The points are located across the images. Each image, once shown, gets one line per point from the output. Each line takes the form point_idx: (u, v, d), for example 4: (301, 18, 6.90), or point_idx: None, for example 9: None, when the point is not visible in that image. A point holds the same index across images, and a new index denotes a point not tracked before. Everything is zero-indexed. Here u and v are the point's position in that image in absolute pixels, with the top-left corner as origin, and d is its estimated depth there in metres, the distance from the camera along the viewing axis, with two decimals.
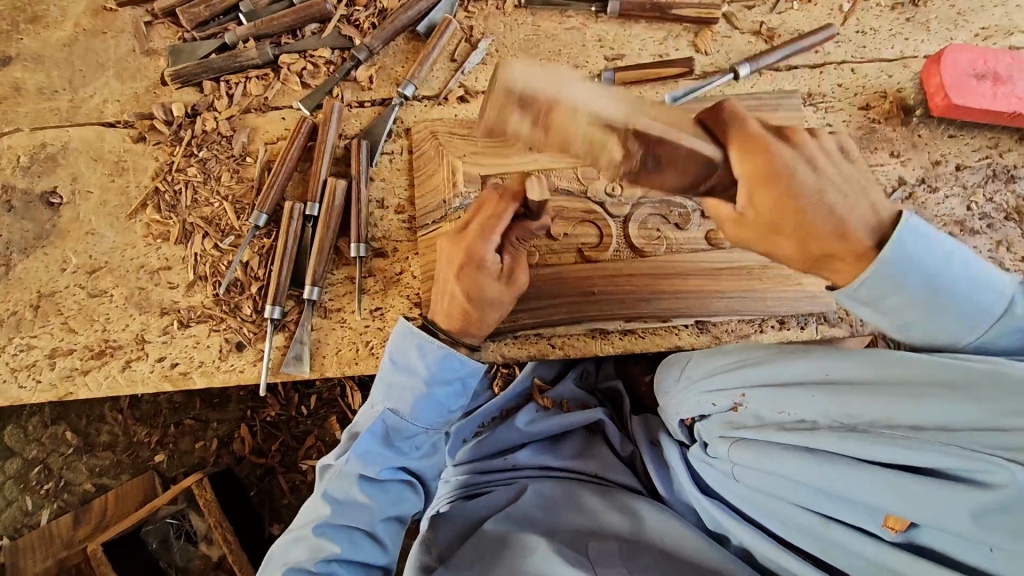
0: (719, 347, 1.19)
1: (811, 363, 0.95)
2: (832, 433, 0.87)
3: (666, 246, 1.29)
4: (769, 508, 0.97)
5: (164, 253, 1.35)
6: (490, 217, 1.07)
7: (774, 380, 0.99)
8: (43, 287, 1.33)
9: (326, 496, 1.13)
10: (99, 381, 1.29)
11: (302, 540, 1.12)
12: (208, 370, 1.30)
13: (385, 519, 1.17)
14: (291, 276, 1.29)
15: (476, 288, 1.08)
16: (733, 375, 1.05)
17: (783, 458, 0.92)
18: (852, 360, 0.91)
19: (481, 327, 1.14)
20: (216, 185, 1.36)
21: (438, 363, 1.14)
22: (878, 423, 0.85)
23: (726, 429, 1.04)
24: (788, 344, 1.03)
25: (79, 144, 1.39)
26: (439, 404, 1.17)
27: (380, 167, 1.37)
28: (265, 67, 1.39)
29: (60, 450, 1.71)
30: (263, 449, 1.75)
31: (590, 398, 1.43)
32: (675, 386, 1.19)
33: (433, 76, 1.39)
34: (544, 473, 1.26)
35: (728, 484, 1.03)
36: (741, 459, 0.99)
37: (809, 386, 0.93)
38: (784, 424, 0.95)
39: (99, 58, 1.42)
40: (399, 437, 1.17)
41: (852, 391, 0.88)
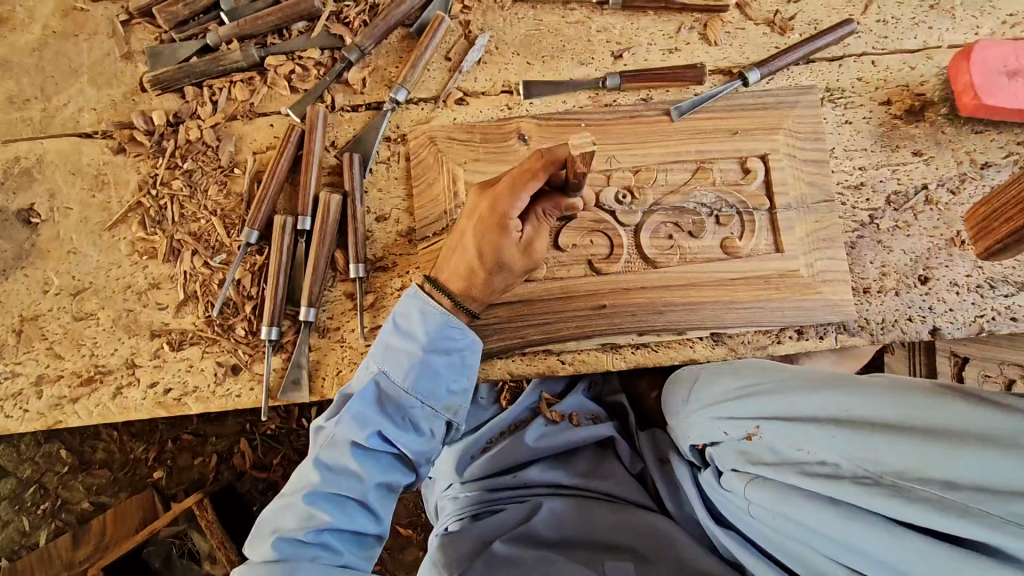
0: (733, 363, 1.15)
1: (829, 399, 0.92)
2: (856, 484, 0.83)
3: (679, 256, 1.23)
4: (789, 549, 0.92)
5: (152, 272, 1.28)
6: (520, 172, 1.04)
7: (789, 414, 0.96)
8: (26, 311, 1.26)
9: (315, 461, 1.03)
10: (89, 409, 1.24)
11: (291, 507, 1.01)
12: (204, 395, 1.25)
13: (378, 486, 1.06)
14: (286, 295, 1.24)
15: (494, 248, 1.06)
16: (748, 405, 1.02)
17: (802, 503, 0.88)
18: (875, 399, 0.88)
19: (488, 292, 1.11)
20: (203, 199, 1.29)
21: (438, 329, 1.07)
22: (907, 475, 0.80)
23: (741, 462, 1.00)
24: (812, 373, 1.00)
25: (55, 157, 1.30)
26: (436, 373, 1.08)
27: (376, 175, 1.30)
28: (250, 70, 1.31)
29: (55, 469, 1.66)
30: (265, 464, 1.70)
31: (598, 409, 1.39)
32: (685, 410, 1.16)
33: (429, 76, 1.31)
34: (557, 492, 1.22)
35: (743, 517, 1.00)
36: (757, 497, 0.96)
37: (828, 424, 0.89)
38: (802, 464, 0.91)
39: (72, 63, 1.33)
40: (393, 404, 1.07)
41: (873, 432, 0.84)
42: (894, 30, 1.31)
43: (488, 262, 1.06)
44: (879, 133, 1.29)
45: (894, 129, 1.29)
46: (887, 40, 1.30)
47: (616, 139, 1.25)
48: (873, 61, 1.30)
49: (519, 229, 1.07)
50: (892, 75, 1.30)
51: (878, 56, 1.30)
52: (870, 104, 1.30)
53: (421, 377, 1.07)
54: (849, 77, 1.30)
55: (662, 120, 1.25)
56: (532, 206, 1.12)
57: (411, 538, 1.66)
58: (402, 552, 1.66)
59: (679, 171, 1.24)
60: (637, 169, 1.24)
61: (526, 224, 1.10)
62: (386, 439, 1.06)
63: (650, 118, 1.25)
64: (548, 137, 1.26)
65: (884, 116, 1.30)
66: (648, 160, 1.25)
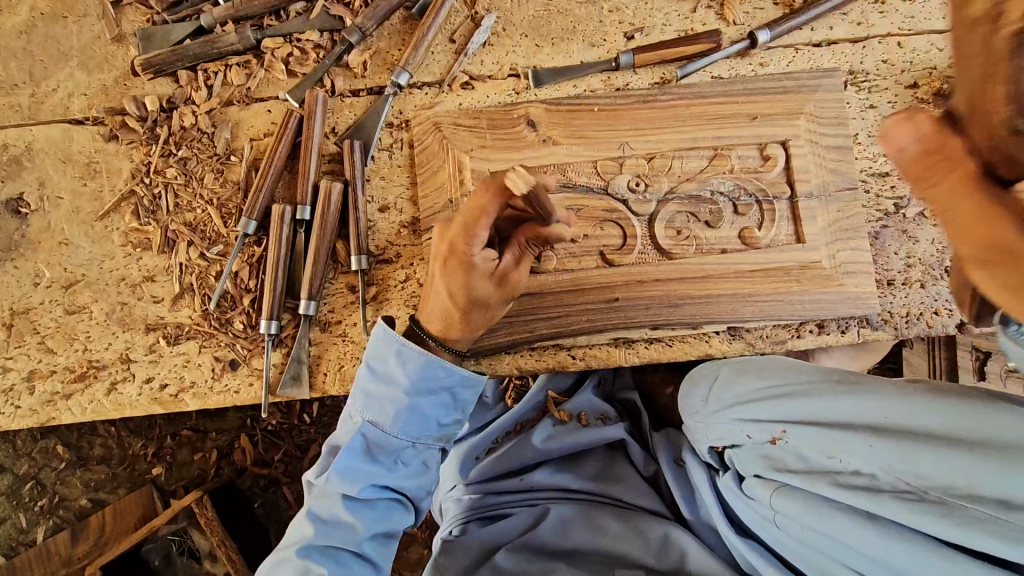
0: (747, 361, 1.12)
1: (862, 406, 0.90)
2: (899, 499, 0.80)
3: (695, 247, 1.18)
4: (814, 562, 0.89)
5: (146, 264, 1.23)
6: (473, 212, 0.97)
7: (818, 420, 0.93)
8: (16, 304, 1.22)
9: (309, 514, 1.06)
10: (83, 405, 1.20)
11: (286, 561, 1.03)
12: (201, 391, 1.20)
13: (373, 536, 1.08)
14: (286, 287, 1.19)
15: (466, 289, 1.02)
16: (771, 407, 0.98)
17: (836, 518, 0.84)
18: (913, 407, 0.86)
19: (468, 330, 1.08)
20: (199, 188, 1.24)
21: (419, 371, 1.07)
22: (955, 492, 0.78)
23: (765, 467, 0.96)
24: (839, 377, 0.97)
25: (45, 144, 1.25)
26: (423, 415, 1.09)
27: (378, 163, 1.24)
28: (246, 53, 1.25)
29: (52, 465, 1.62)
30: (266, 460, 1.67)
31: (609, 408, 1.34)
32: (703, 410, 1.09)
33: (433, 59, 1.25)
34: (565, 495, 1.18)
35: (767, 526, 0.95)
36: (783, 506, 0.91)
37: (865, 434, 0.86)
38: (835, 473, 0.88)
39: (62, 46, 1.27)
40: (383, 451, 1.08)
41: (917, 445, 0.82)
42: (921, 9, 1.24)
43: (461, 302, 1.03)
44: None
45: (920, 114, 1.23)
46: (914, 20, 1.24)
47: (629, 124, 1.19)
48: (899, 43, 1.24)
49: (486, 265, 1.02)
50: (919, 57, 1.24)
51: (905, 37, 1.24)
52: (895, 88, 1.24)
53: (407, 419, 1.08)
54: (873, 59, 1.24)
55: (678, 104, 1.19)
56: (513, 235, 1.06)
57: (415, 535, 1.63)
58: (407, 549, 1.63)
59: (695, 158, 1.19)
60: (652, 156, 1.19)
61: (504, 254, 1.04)
62: (378, 487, 1.08)
63: (665, 102, 1.19)
64: (558, 122, 1.20)
65: (911, 101, 1.24)
66: (663, 147, 1.19)
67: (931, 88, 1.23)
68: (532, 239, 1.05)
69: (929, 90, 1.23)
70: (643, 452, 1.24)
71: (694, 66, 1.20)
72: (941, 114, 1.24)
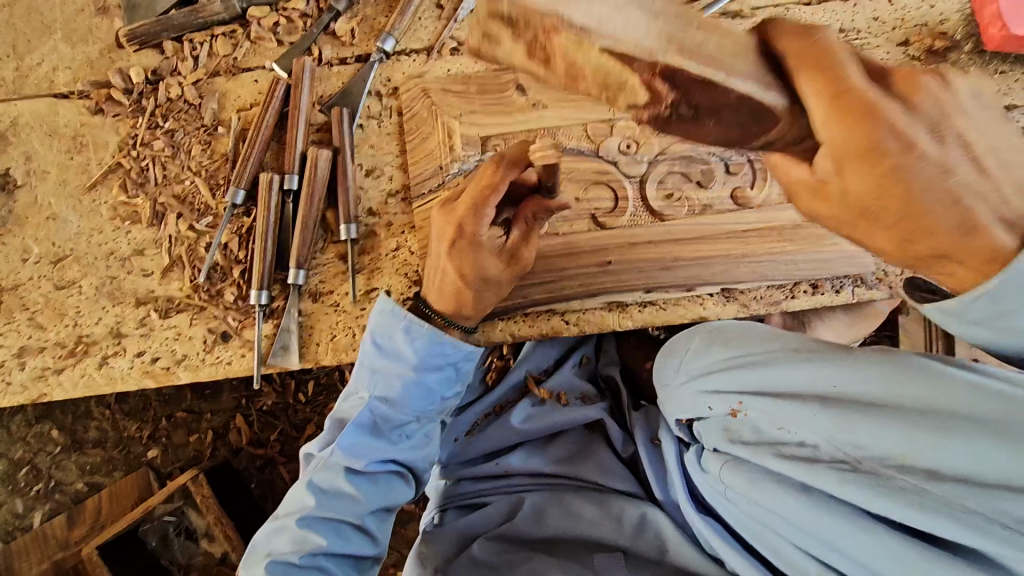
0: (724, 326, 1.07)
1: (818, 372, 0.83)
2: (834, 471, 0.75)
3: (688, 208, 1.17)
4: (760, 537, 0.87)
5: (135, 237, 1.22)
6: (481, 188, 0.98)
7: (773, 388, 0.87)
8: (5, 280, 1.21)
9: (309, 486, 1.04)
10: (74, 380, 1.19)
11: (285, 530, 1.03)
12: (193, 363, 1.19)
13: (375, 510, 1.08)
14: (276, 258, 1.18)
15: (475, 266, 1.02)
16: (734, 377, 0.93)
17: (775, 491, 0.82)
18: (867, 374, 0.78)
19: (479, 309, 1.08)
20: (186, 160, 1.22)
21: (426, 347, 1.05)
22: (891, 463, 0.72)
23: (721, 440, 0.92)
24: (801, 343, 0.90)
25: (31, 119, 1.24)
26: (431, 391, 1.08)
27: (367, 131, 1.23)
28: (232, 22, 1.24)
29: (48, 449, 1.61)
30: (262, 440, 1.66)
31: (588, 386, 1.28)
32: (673, 382, 1.06)
33: (421, 25, 1.24)
34: (538, 482, 1.16)
35: (721, 501, 0.93)
36: (732, 480, 0.88)
37: (811, 403, 0.80)
38: (781, 444, 0.83)
39: (45, 20, 1.26)
40: (388, 426, 1.07)
41: (860, 413, 0.75)
42: None
43: (472, 281, 1.03)
44: None
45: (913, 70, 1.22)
46: None
47: None
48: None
49: (495, 240, 1.03)
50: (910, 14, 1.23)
51: None
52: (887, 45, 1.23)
53: (413, 394, 1.07)
54: (864, 17, 1.23)
55: None
56: (518, 210, 1.07)
57: (413, 513, 1.62)
58: (404, 527, 1.62)
59: None
60: None
61: (511, 230, 1.06)
62: (384, 461, 1.07)
63: None
64: (548, 85, 1.19)
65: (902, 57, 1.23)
66: None
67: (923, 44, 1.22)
68: (540, 214, 1.07)
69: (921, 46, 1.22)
70: (622, 434, 1.20)
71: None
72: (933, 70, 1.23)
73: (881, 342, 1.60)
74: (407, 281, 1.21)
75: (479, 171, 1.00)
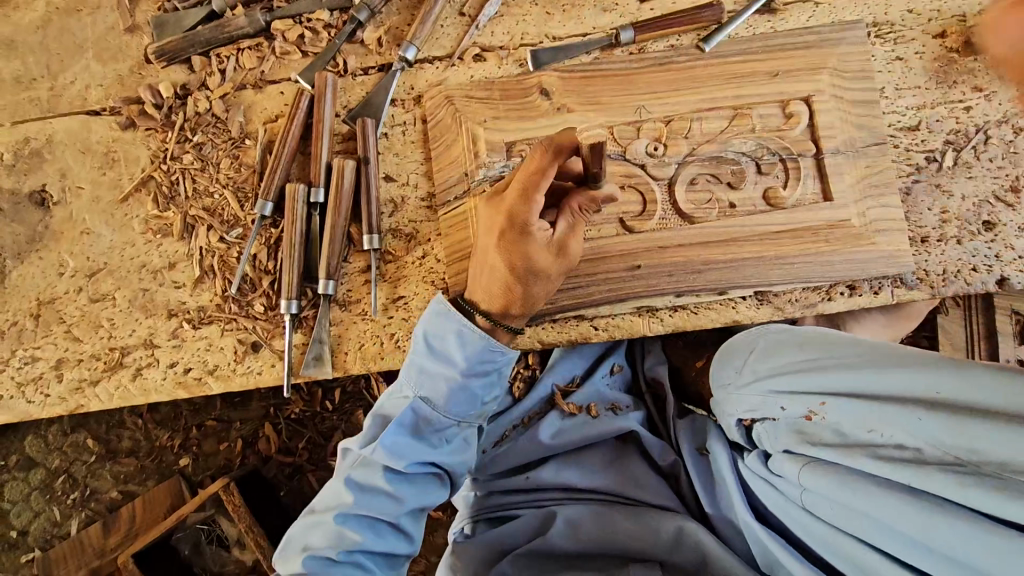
0: (777, 330, 1.03)
1: (914, 377, 0.78)
2: (944, 472, 0.70)
3: (718, 211, 1.15)
4: (838, 549, 0.82)
5: (166, 250, 1.24)
6: (530, 175, 0.96)
7: (863, 392, 0.83)
8: (42, 294, 1.23)
9: (347, 482, 1.04)
10: (110, 392, 1.20)
11: (320, 527, 1.04)
12: (225, 374, 1.20)
13: (410, 512, 1.08)
14: (304, 269, 1.18)
15: (523, 259, 1.00)
16: (809, 379, 0.90)
17: (871, 491, 0.76)
18: (973, 378, 0.73)
19: (527, 306, 1.06)
20: (215, 172, 1.24)
21: (474, 353, 1.04)
22: (1013, 467, 0.66)
23: (797, 441, 0.90)
24: (888, 350, 0.86)
25: (65, 136, 1.27)
26: (474, 396, 1.08)
27: (392, 139, 1.23)
28: (258, 36, 1.25)
29: (83, 458, 1.65)
30: (290, 448, 1.67)
31: (622, 398, 1.26)
32: (736, 381, 1.03)
33: (444, 32, 1.24)
34: (572, 495, 1.12)
35: (795, 511, 0.90)
36: (811, 482, 0.85)
37: (914, 406, 0.76)
38: (875, 446, 0.79)
39: (78, 39, 1.29)
40: (428, 427, 1.07)
41: (974, 418, 0.70)
42: None
43: (521, 274, 1.02)
44: (934, 68, 1.19)
45: (951, 63, 1.19)
46: None
47: (645, 88, 1.17)
48: None
49: (543, 232, 1.01)
50: (946, 5, 1.20)
51: None
52: (923, 38, 1.19)
53: (458, 398, 1.07)
54: (898, 9, 1.20)
55: (695, 66, 1.17)
56: (564, 203, 1.05)
57: (441, 520, 1.61)
58: (432, 534, 1.61)
59: (715, 118, 1.16)
60: (669, 119, 1.16)
61: (558, 223, 1.04)
62: (424, 462, 1.07)
63: (681, 64, 1.17)
64: (572, 89, 1.18)
65: (940, 51, 1.19)
66: (681, 109, 1.16)
67: (961, 35, 1.19)
68: (586, 207, 1.04)
69: (959, 38, 1.19)
70: (659, 444, 1.15)
71: (722, 33, 1.16)
72: (972, 62, 1.19)
73: None
74: (434, 288, 1.21)
75: (528, 157, 0.97)
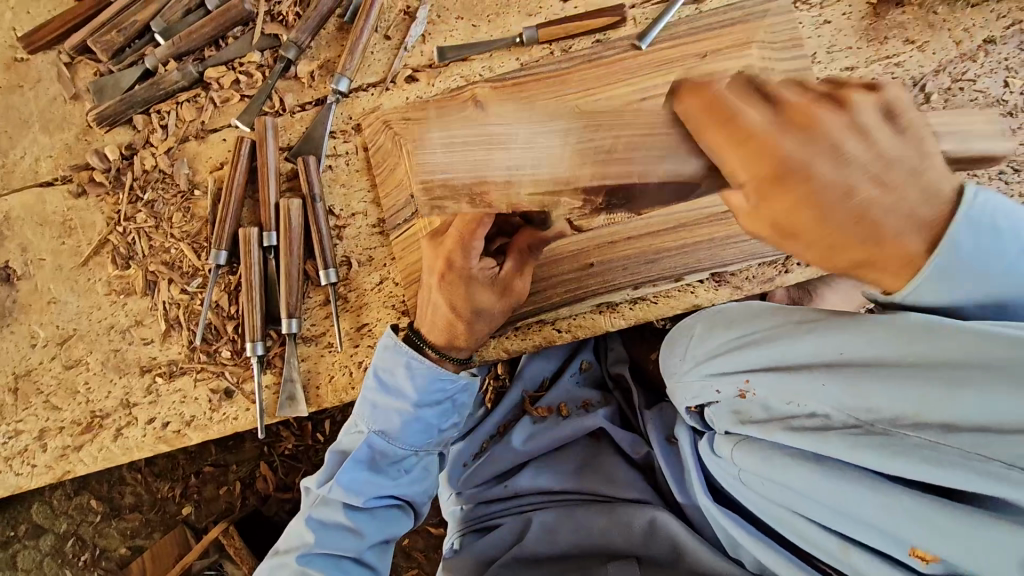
0: (719, 308, 1.05)
1: (820, 342, 0.82)
2: (846, 435, 0.78)
3: (664, 198, 1.15)
4: (779, 517, 0.90)
5: (131, 308, 1.26)
6: (463, 226, 0.99)
7: (778, 363, 0.87)
8: (18, 368, 1.25)
9: (309, 521, 1.06)
10: (93, 455, 1.22)
11: (284, 568, 1.05)
12: (202, 423, 1.22)
13: (375, 544, 1.09)
14: (265, 311, 1.20)
15: (462, 300, 1.03)
16: (736, 356, 0.92)
17: (789, 462, 0.85)
18: (870, 336, 0.77)
19: (471, 341, 1.08)
20: (169, 228, 1.26)
21: (423, 382, 1.06)
22: (902, 422, 0.74)
23: (733, 422, 0.93)
24: (802, 313, 0.87)
25: (21, 211, 1.29)
26: (429, 425, 1.10)
27: (336, 171, 1.25)
28: (193, 88, 1.27)
29: (89, 519, 1.67)
30: (287, 484, 1.69)
31: (593, 393, 1.28)
32: (680, 369, 1.04)
33: (375, 58, 1.25)
34: (547, 501, 1.14)
35: (737, 485, 0.96)
36: (744, 460, 0.91)
37: (817, 373, 0.81)
38: (793, 417, 0.84)
39: (22, 114, 1.31)
40: (386, 460, 1.08)
41: (869, 378, 0.76)
42: None
43: (462, 314, 1.04)
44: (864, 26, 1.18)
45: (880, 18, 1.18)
46: None
47: (578, 87, 1.17)
48: None
49: (482, 272, 1.02)
50: None
51: None
52: None
53: (410, 428, 1.08)
54: None
55: (624, 57, 1.17)
56: (512, 240, 1.05)
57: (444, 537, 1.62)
58: (438, 551, 1.62)
59: (650, 107, 1.16)
60: (605, 114, 1.17)
61: (506, 262, 1.03)
62: (383, 496, 1.08)
63: (610, 58, 1.18)
64: (505, 97, 1.18)
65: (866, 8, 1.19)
66: (615, 103, 1.17)
67: None
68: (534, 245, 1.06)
69: None
70: (630, 437, 1.17)
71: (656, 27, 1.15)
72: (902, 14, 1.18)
73: None
74: (395, 312, 1.22)
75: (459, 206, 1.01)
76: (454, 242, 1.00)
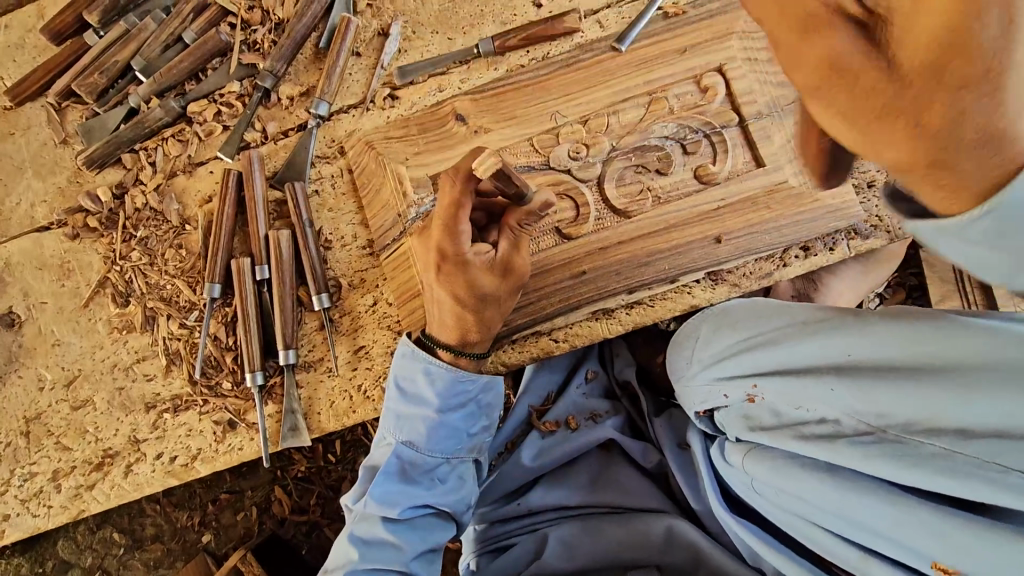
0: (720, 309, 1.05)
1: (828, 343, 0.84)
2: (855, 441, 0.77)
3: (652, 199, 1.12)
4: (803, 531, 0.86)
5: (133, 345, 1.27)
6: (447, 211, 0.97)
7: (783, 368, 0.88)
8: (28, 411, 1.27)
9: (351, 538, 1.04)
10: (106, 493, 1.24)
11: None
12: (208, 455, 1.23)
13: (419, 556, 1.06)
14: (262, 341, 1.20)
15: (466, 287, 1.01)
16: (744, 361, 0.93)
17: (800, 473, 0.83)
18: (877, 337, 0.79)
19: (483, 332, 1.06)
20: (163, 264, 1.27)
21: (447, 388, 1.06)
22: (914, 427, 0.73)
23: (745, 428, 0.92)
24: (807, 315, 0.90)
25: (21, 257, 1.30)
26: (458, 430, 1.08)
27: (323, 196, 1.24)
28: (177, 122, 1.28)
29: (113, 552, 1.69)
30: (302, 506, 1.70)
31: (600, 404, 1.26)
32: (689, 373, 1.04)
33: (353, 79, 1.25)
34: (563, 516, 1.13)
35: (752, 494, 0.93)
36: (756, 469, 0.89)
37: (825, 377, 0.81)
38: (802, 423, 0.84)
39: (14, 162, 1.32)
40: (417, 470, 1.07)
41: (874, 381, 0.77)
42: None
43: (468, 302, 1.02)
44: None
45: None
46: None
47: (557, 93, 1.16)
48: None
49: (480, 257, 1.01)
50: None
51: None
52: None
53: (438, 436, 1.07)
54: None
55: (603, 59, 1.16)
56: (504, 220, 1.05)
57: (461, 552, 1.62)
58: (456, 566, 1.62)
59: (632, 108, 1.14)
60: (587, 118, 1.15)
61: (500, 244, 1.03)
62: (419, 506, 1.06)
63: (589, 62, 1.16)
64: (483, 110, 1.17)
65: None
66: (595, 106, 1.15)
67: None
68: (526, 221, 1.03)
69: None
70: (641, 446, 1.17)
71: (635, 27, 1.14)
72: None
73: (908, 281, 1.48)
74: (391, 332, 1.22)
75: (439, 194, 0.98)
76: (442, 232, 0.99)
